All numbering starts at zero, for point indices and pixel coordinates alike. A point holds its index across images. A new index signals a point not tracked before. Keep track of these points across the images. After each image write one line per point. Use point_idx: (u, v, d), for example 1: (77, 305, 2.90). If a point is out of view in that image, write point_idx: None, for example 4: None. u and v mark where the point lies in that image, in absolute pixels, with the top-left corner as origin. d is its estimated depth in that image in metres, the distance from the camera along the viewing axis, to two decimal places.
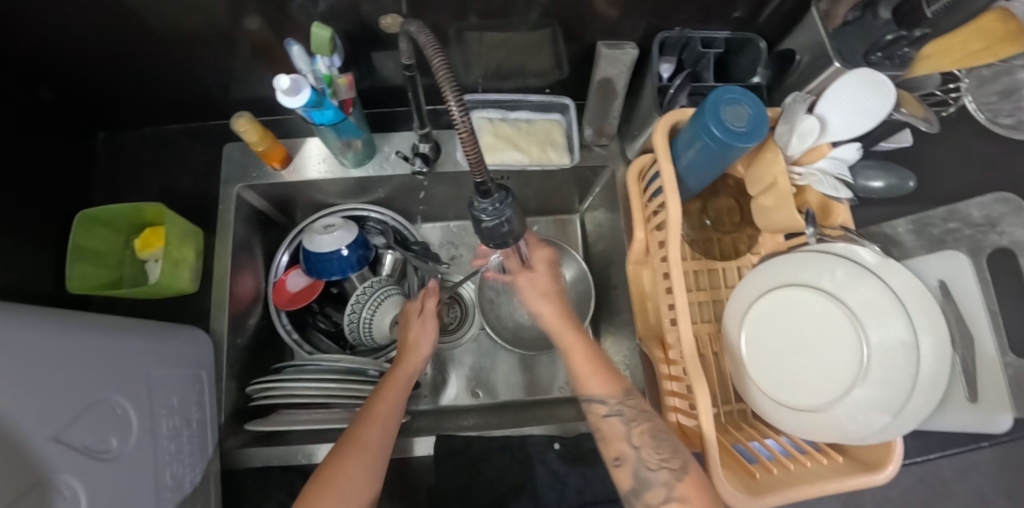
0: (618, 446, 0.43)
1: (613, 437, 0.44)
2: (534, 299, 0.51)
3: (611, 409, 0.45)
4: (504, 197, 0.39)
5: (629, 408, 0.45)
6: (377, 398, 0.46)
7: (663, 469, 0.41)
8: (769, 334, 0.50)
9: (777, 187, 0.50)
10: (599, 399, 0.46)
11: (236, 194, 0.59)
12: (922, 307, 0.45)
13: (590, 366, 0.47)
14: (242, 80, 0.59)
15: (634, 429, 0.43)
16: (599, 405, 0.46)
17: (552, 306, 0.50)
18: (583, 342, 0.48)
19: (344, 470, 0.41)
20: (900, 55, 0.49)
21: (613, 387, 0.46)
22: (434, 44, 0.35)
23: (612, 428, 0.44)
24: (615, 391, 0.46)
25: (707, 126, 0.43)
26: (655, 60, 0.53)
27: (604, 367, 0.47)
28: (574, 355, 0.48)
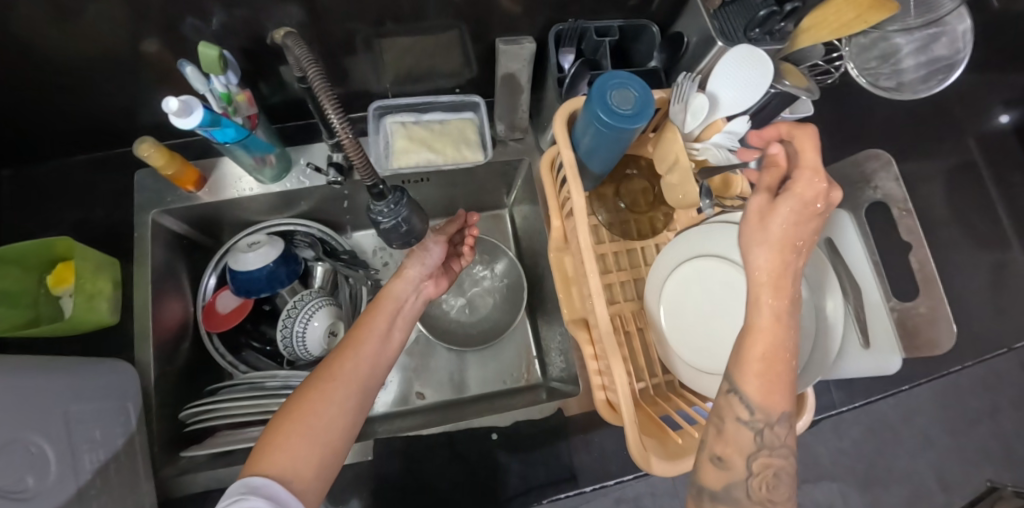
0: (733, 453, 0.35)
1: (731, 439, 0.35)
2: (754, 245, 0.32)
3: (752, 423, 0.34)
4: (399, 198, 0.40)
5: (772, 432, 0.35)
6: (355, 337, 0.45)
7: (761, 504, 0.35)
8: (686, 304, 0.52)
9: (680, 164, 0.52)
10: (745, 402, 0.34)
11: (152, 219, 0.58)
12: (815, 265, 0.48)
13: (764, 369, 0.33)
14: (147, 104, 0.58)
15: (761, 454, 0.35)
16: (746, 413, 0.34)
17: (777, 256, 0.32)
18: (783, 337, 0.33)
19: (320, 397, 0.39)
20: (779, 30, 0.52)
21: (774, 399, 0.33)
22: (313, 61, 0.38)
23: (739, 438, 0.35)
24: (772, 405, 0.33)
25: (596, 113, 0.44)
26: (553, 52, 0.55)
27: (773, 369, 0.33)
28: (758, 341, 0.33)
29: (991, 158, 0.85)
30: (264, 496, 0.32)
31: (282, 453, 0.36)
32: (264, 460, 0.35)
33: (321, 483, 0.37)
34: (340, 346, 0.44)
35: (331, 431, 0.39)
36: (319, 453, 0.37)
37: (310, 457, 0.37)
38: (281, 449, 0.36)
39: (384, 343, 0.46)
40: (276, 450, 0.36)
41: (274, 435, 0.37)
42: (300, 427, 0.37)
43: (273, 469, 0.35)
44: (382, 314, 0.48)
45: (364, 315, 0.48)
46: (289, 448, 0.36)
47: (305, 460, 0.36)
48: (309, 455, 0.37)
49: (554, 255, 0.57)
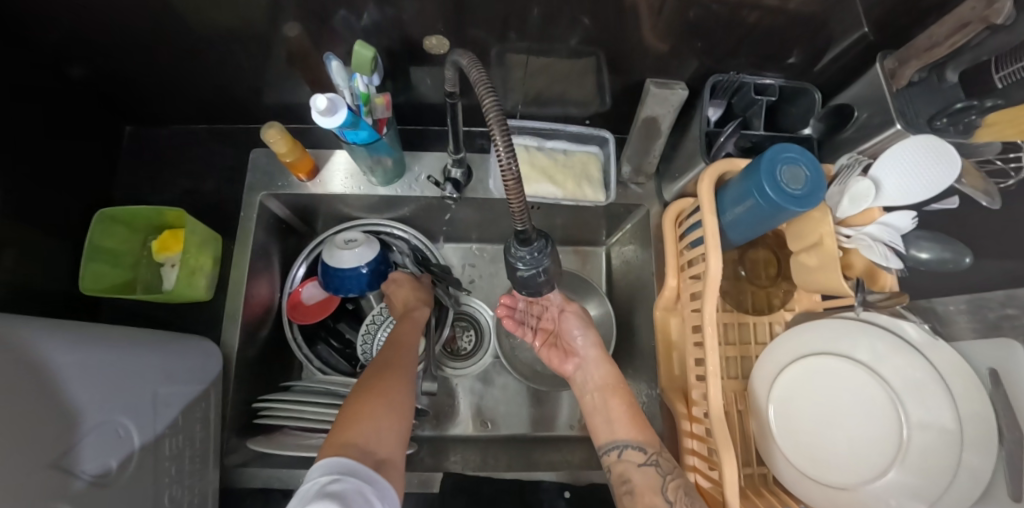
0: (650, 500, 0.41)
1: (644, 489, 0.42)
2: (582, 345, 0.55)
3: (647, 458, 0.44)
4: (543, 245, 0.36)
5: (664, 460, 0.44)
6: (396, 343, 0.49)
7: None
8: (801, 402, 0.48)
9: (822, 247, 0.48)
10: (637, 446, 0.45)
11: (259, 201, 0.58)
12: (969, 392, 0.42)
13: (628, 415, 0.48)
14: (276, 85, 0.57)
15: (669, 483, 0.42)
16: (634, 452, 0.45)
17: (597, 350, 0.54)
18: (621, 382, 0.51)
19: (383, 384, 0.42)
20: (966, 122, 0.45)
21: (649, 436, 0.46)
22: (484, 78, 0.33)
23: (646, 479, 0.43)
24: (651, 441, 0.45)
25: (760, 185, 0.41)
26: (705, 103, 0.52)
27: (636, 415, 0.48)
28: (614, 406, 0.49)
29: None
30: (360, 476, 0.32)
31: (362, 428, 0.36)
32: (345, 434, 0.35)
33: (400, 449, 0.37)
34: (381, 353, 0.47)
35: (398, 411, 0.40)
36: (394, 428, 0.38)
37: (389, 428, 0.38)
38: (358, 425, 0.37)
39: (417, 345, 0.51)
40: (354, 426, 0.36)
41: (349, 417, 0.37)
42: (372, 405, 0.39)
43: (358, 437, 0.35)
44: (410, 330, 0.52)
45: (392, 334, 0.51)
46: (367, 421, 0.37)
47: (383, 434, 0.37)
48: (387, 430, 0.37)
49: (660, 313, 0.56)
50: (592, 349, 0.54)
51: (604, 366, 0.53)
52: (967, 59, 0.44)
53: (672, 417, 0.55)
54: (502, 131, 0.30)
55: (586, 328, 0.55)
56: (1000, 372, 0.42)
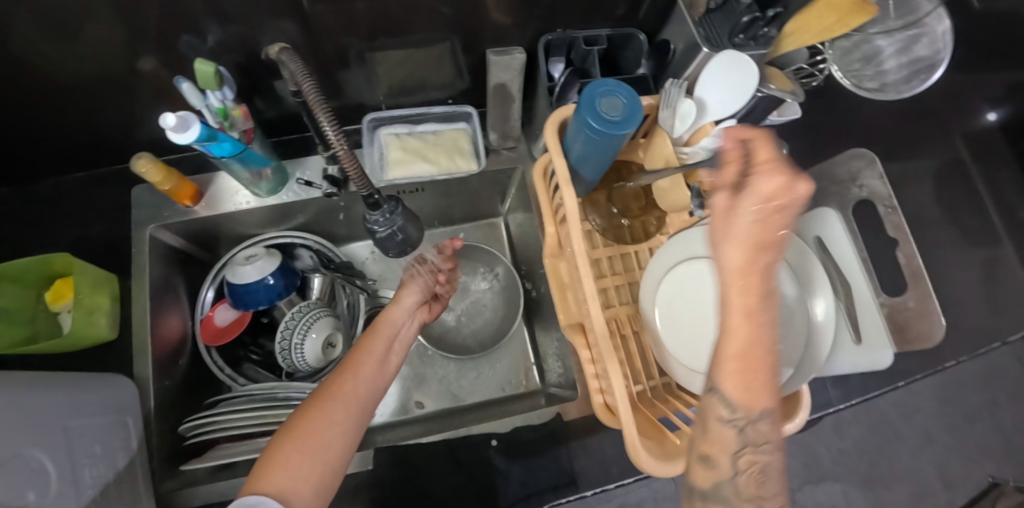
0: (715, 452, 0.37)
1: (716, 440, 0.37)
2: (725, 243, 0.30)
3: (732, 420, 0.35)
4: (394, 208, 0.41)
5: (757, 427, 0.36)
6: (353, 359, 0.44)
7: (752, 501, 0.37)
8: (678, 307, 0.53)
9: (669, 168, 0.52)
10: (725, 402, 0.35)
11: (149, 234, 0.58)
12: (803, 263, 0.48)
13: (758, 378, 0.34)
14: (144, 121, 0.59)
15: (744, 449, 0.36)
16: (720, 407, 0.35)
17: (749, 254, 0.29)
18: (767, 336, 0.33)
19: (317, 418, 0.39)
20: (761, 35, 0.52)
21: (754, 396, 0.34)
22: (306, 73, 0.39)
23: (721, 436, 0.36)
24: (752, 403, 0.35)
25: (585, 119, 0.45)
26: (542, 61, 0.56)
27: (753, 367, 0.34)
28: (729, 340, 0.33)
29: (978, 155, 0.86)
30: None
31: (285, 465, 0.36)
32: (261, 481, 0.35)
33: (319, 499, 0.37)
34: (339, 367, 0.44)
35: (330, 461, 0.38)
36: (319, 471, 0.37)
37: (308, 477, 0.37)
38: (280, 467, 0.36)
39: (372, 394, 0.44)
40: (273, 474, 0.35)
41: (266, 462, 0.36)
42: (294, 445, 0.37)
43: (272, 486, 0.34)
44: (375, 347, 0.46)
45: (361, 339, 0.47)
46: (286, 468, 0.36)
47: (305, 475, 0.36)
48: (310, 473, 0.37)
49: (549, 261, 0.58)
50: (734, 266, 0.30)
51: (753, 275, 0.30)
52: None
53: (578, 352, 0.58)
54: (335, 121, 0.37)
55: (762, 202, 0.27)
56: (824, 238, 0.49)
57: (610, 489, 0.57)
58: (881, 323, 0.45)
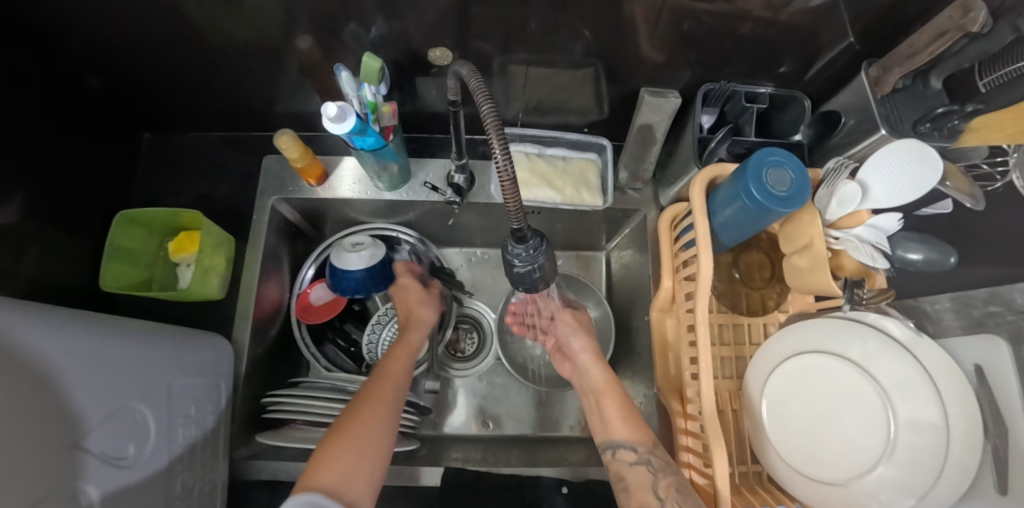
0: (643, 498, 0.41)
1: (637, 488, 0.42)
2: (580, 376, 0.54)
3: (639, 456, 0.44)
4: (539, 243, 0.39)
5: (657, 458, 0.43)
6: (382, 373, 0.48)
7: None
8: (792, 400, 0.49)
9: (813, 249, 0.49)
10: (627, 446, 0.45)
11: (270, 206, 0.60)
12: (955, 389, 0.44)
13: (621, 415, 0.47)
14: (288, 95, 0.60)
15: (661, 481, 0.41)
16: (626, 451, 0.45)
17: (591, 355, 0.54)
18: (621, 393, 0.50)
19: (357, 421, 0.42)
20: (950, 127, 0.47)
21: (641, 434, 0.46)
22: (483, 87, 0.35)
23: (638, 477, 0.43)
24: (643, 439, 0.45)
25: (748, 188, 0.43)
26: (698, 110, 0.54)
27: (630, 414, 0.48)
28: (608, 404, 0.49)
29: None
30: None
31: (335, 462, 0.38)
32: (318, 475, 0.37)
33: (370, 492, 0.39)
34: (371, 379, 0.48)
35: (371, 457, 0.40)
36: (367, 464, 0.39)
37: (359, 470, 0.39)
38: (331, 464, 0.38)
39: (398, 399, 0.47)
40: (327, 467, 0.38)
41: (318, 459, 0.38)
42: (338, 442, 0.40)
43: (325, 480, 0.36)
44: (401, 357, 0.52)
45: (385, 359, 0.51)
46: (337, 462, 0.38)
47: (356, 470, 0.38)
48: (359, 465, 0.39)
49: (656, 315, 0.56)
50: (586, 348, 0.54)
51: (599, 367, 0.53)
52: (949, 66, 0.46)
53: (667, 416, 0.56)
54: (499, 136, 0.32)
55: (580, 333, 0.56)
56: (985, 368, 0.44)
57: None
58: None
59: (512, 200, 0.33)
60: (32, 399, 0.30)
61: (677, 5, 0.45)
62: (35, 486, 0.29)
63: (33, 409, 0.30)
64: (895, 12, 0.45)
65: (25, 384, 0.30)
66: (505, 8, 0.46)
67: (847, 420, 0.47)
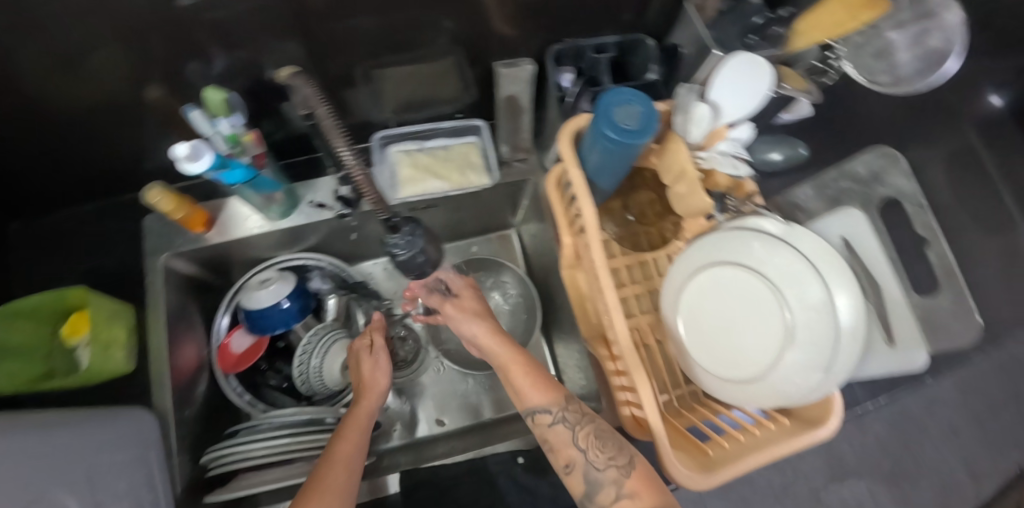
0: (567, 454, 0.43)
1: (559, 445, 0.43)
2: (466, 322, 0.50)
3: (555, 417, 0.44)
4: (413, 229, 0.41)
5: (572, 413, 0.44)
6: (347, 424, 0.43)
7: (611, 467, 0.41)
8: (703, 317, 0.52)
9: (686, 175, 0.52)
10: (542, 409, 0.44)
11: (163, 265, 0.57)
12: (832, 266, 0.48)
13: (527, 379, 0.46)
14: (151, 148, 0.58)
15: (580, 433, 0.43)
16: (543, 414, 0.44)
17: (484, 325, 0.49)
18: (516, 350, 0.48)
19: (318, 498, 0.36)
20: (774, 35, 0.52)
21: (554, 393, 0.45)
22: (318, 96, 0.39)
23: (557, 435, 0.43)
24: (557, 398, 0.45)
25: (602, 130, 0.45)
26: (552, 71, 0.56)
27: (537, 378, 0.46)
28: (513, 371, 0.47)
29: (994, 140, 0.84)
30: None
31: None
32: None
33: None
34: (334, 437, 0.42)
35: None
36: None
37: None
38: None
39: (361, 464, 0.41)
40: None
41: None
42: None
43: None
44: (361, 415, 0.45)
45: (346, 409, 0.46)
46: None
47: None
48: None
49: (567, 273, 0.57)
50: (480, 330, 0.49)
51: (499, 342, 0.48)
52: None
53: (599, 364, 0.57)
54: (342, 137, 0.37)
55: (472, 321, 0.50)
56: (849, 241, 0.48)
57: None
58: (912, 323, 0.44)
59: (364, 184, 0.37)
60: None
61: None
62: None
63: None
64: None
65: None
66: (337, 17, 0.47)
67: (752, 323, 0.50)
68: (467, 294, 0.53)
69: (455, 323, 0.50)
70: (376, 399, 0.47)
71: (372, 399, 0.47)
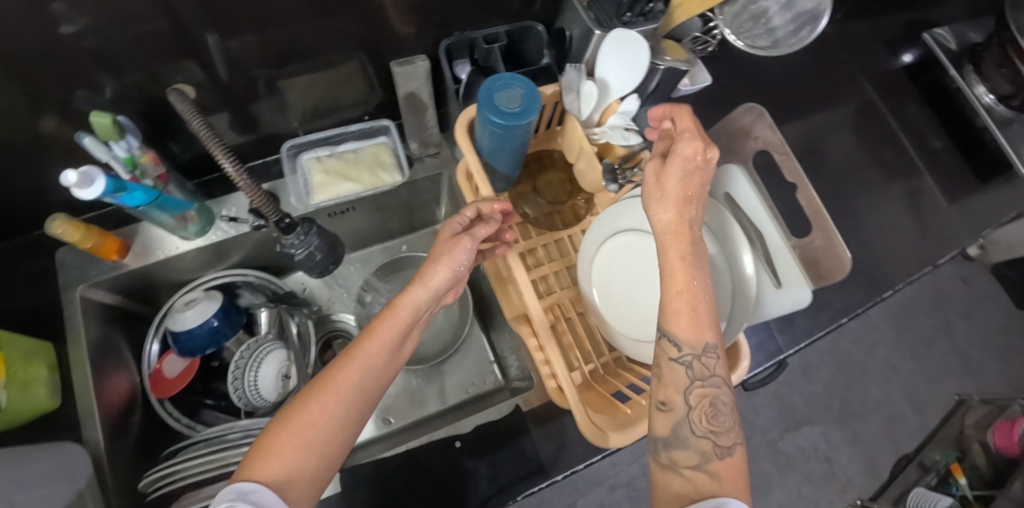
0: (671, 393, 0.39)
1: (670, 381, 0.40)
2: (655, 203, 0.41)
3: (682, 356, 0.39)
4: (307, 229, 0.49)
5: (702, 364, 0.39)
6: (363, 341, 0.41)
7: (706, 438, 0.38)
8: (613, 285, 0.54)
9: (585, 151, 0.54)
10: (675, 340, 0.39)
11: (79, 296, 0.57)
12: (718, 222, 0.50)
13: (682, 301, 0.39)
14: (54, 182, 0.57)
15: (697, 388, 0.39)
16: (670, 346, 0.39)
17: (673, 209, 0.41)
18: (693, 276, 0.40)
19: (310, 409, 0.36)
20: (649, 11, 0.55)
21: (700, 334, 0.39)
22: (196, 113, 0.43)
23: (674, 375, 0.39)
24: (699, 341, 0.39)
25: (487, 117, 0.47)
26: (445, 66, 0.58)
27: (695, 307, 0.39)
28: (671, 282, 0.40)
29: (887, 94, 0.87)
30: (252, 502, 0.30)
31: (271, 462, 0.33)
32: (258, 470, 0.33)
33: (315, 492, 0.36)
34: (345, 350, 0.40)
35: (318, 454, 0.35)
36: (314, 463, 0.35)
37: (304, 467, 0.34)
38: (275, 455, 0.34)
39: (368, 386, 0.39)
40: (269, 457, 0.33)
41: (264, 445, 0.34)
42: (282, 434, 0.35)
43: (270, 475, 0.33)
44: (384, 332, 0.41)
45: (377, 318, 0.43)
46: (282, 453, 0.34)
47: (331, 420, 0.36)
48: (306, 463, 0.35)
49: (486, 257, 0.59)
50: (668, 221, 0.41)
51: (683, 238, 0.41)
52: None
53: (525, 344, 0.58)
54: (223, 151, 0.41)
55: (688, 152, 0.40)
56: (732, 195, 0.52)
57: (581, 470, 0.55)
58: (792, 262, 0.47)
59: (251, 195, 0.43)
60: None
61: None
62: None
63: None
64: None
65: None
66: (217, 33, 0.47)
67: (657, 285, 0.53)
68: (667, 168, 0.41)
69: (652, 175, 0.42)
70: (409, 314, 0.43)
71: (404, 320, 0.42)
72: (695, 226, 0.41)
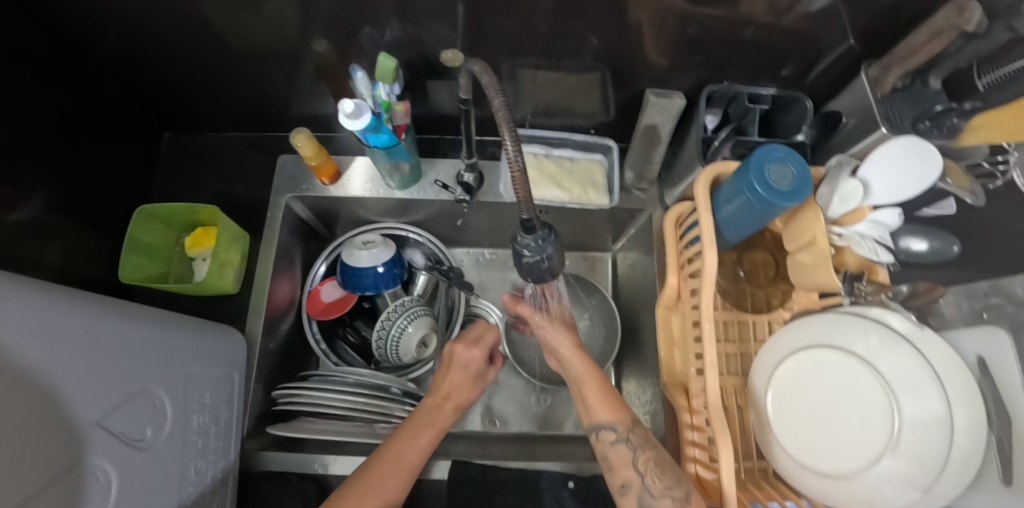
0: (625, 474, 0.43)
1: (619, 464, 0.44)
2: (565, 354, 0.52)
3: (619, 435, 0.45)
4: (547, 235, 0.40)
5: (636, 435, 0.45)
6: (416, 426, 0.46)
7: (666, 497, 0.40)
8: (796, 401, 0.49)
9: (815, 246, 0.49)
10: (608, 426, 0.46)
11: (285, 203, 0.62)
12: (960, 382, 0.43)
13: (600, 396, 0.48)
14: (303, 97, 0.62)
15: (640, 456, 0.43)
16: (608, 431, 0.45)
17: (565, 341, 0.53)
18: (596, 373, 0.50)
19: (376, 489, 0.41)
20: (949, 125, 0.48)
21: (621, 414, 0.46)
22: (495, 83, 0.36)
23: (620, 455, 0.44)
24: (623, 419, 0.46)
25: (749, 183, 0.44)
26: (701, 111, 0.56)
27: (611, 394, 0.48)
28: (586, 389, 0.49)
29: None
30: None
31: None
32: None
33: None
34: (403, 432, 0.46)
35: None
36: None
37: None
38: None
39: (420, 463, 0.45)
40: None
41: None
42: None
43: None
44: (441, 414, 0.49)
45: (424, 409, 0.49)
46: None
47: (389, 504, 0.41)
48: None
49: (662, 312, 0.57)
50: (564, 341, 0.53)
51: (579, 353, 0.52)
52: (947, 66, 0.48)
53: (674, 412, 0.57)
54: (513, 135, 0.32)
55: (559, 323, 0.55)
56: (987, 360, 0.44)
57: None
58: None
59: (521, 191, 0.34)
60: (43, 390, 0.30)
61: (682, 10, 0.46)
62: (57, 460, 0.30)
63: (47, 379, 0.30)
64: (889, 16, 0.47)
65: (41, 369, 0.30)
66: (513, 16, 0.48)
67: (850, 418, 0.46)
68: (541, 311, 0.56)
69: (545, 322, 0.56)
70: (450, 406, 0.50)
71: (449, 414, 0.49)
72: (605, 379, 0.49)
